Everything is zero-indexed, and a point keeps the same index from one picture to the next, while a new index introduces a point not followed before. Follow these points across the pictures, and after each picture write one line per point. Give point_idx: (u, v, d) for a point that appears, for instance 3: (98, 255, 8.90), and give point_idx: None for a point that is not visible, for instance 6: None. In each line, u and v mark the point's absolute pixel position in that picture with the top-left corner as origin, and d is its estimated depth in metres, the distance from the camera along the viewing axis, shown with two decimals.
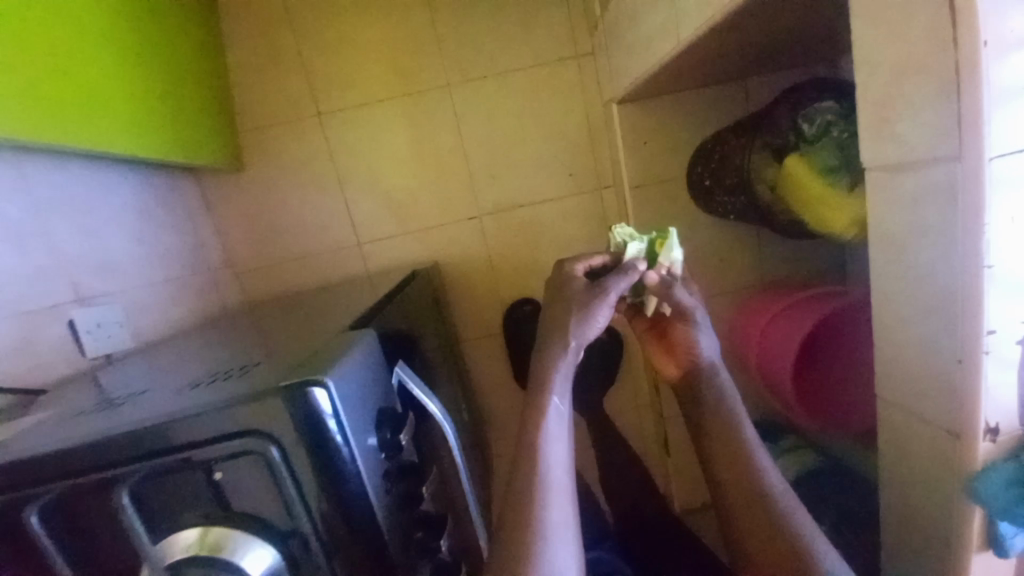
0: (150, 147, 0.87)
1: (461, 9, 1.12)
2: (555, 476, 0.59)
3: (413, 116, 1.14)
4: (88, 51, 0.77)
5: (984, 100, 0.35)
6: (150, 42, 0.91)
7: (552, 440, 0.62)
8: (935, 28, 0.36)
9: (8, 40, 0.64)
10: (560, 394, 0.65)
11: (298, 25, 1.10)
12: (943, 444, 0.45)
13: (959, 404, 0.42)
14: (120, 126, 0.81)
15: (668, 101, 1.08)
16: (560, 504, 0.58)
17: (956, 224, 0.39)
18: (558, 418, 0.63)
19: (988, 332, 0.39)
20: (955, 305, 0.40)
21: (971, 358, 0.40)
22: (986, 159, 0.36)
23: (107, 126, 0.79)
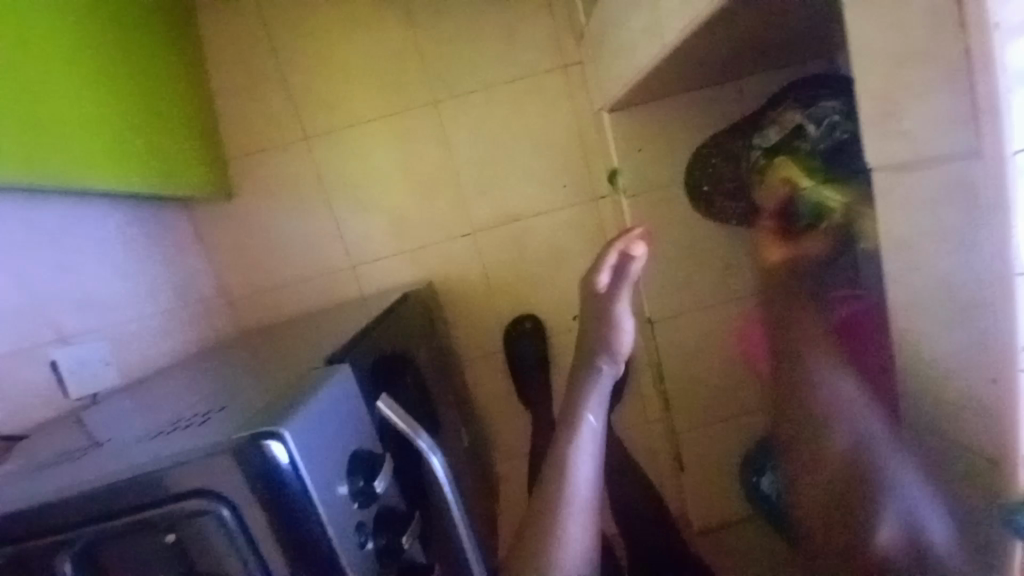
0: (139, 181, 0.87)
1: (445, 24, 1.11)
2: (579, 495, 0.58)
3: (402, 134, 1.13)
4: (63, 84, 0.75)
5: (998, 88, 0.31)
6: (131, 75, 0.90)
7: (581, 455, 0.60)
8: (940, 13, 0.32)
9: None
10: (594, 413, 0.64)
11: (282, 50, 1.10)
12: (981, 470, 0.40)
13: (994, 426, 0.37)
14: (107, 162, 0.81)
15: (660, 106, 1.05)
16: (579, 522, 0.57)
17: (978, 226, 0.35)
18: (592, 437, 0.62)
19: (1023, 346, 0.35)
20: (984, 316, 0.36)
21: (1005, 377, 0.36)
22: (1008, 152, 0.32)
23: (95, 163, 0.79)
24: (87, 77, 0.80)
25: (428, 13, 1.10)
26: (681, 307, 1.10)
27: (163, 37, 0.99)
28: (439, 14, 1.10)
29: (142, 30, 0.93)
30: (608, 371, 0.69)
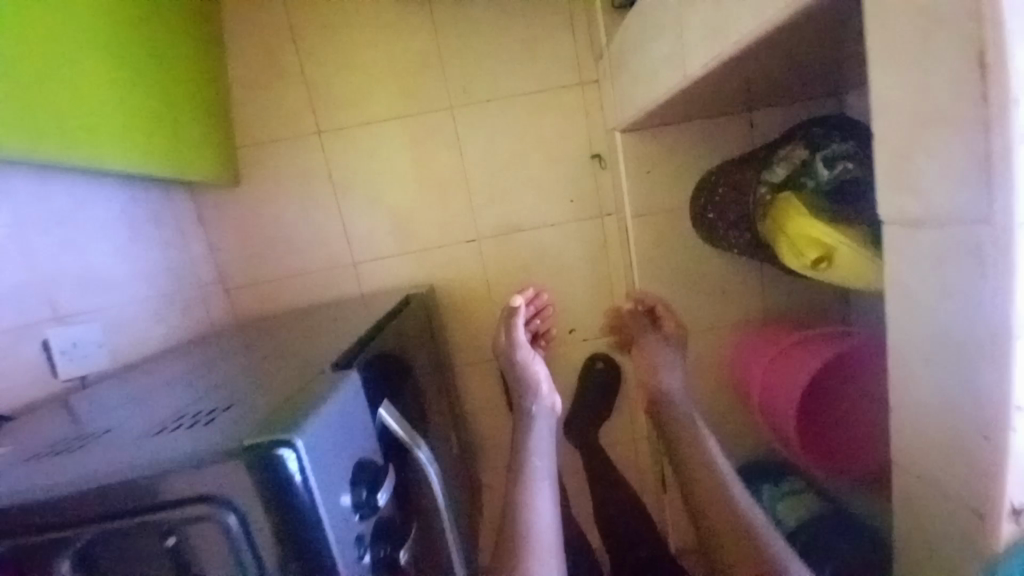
0: (147, 162, 0.86)
1: (467, 31, 1.11)
2: (543, 529, 0.67)
3: (414, 135, 1.13)
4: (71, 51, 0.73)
5: (1012, 159, 0.32)
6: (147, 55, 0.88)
7: (539, 496, 0.71)
8: (961, 80, 0.33)
9: (15, 60, 0.64)
10: (541, 460, 0.78)
11: (302, 43, 1.09)
12: (965, 522, 0.41)
13: (983, 481, 0.38)
14: (119, 141, 0.80)
15: (671, 130, 1.07)
16: (549, 551, 0.64)
17: (983, 289, 0.36)
18: (544, 478, 0.75)
19: (1015, 407, 0.36)
20: (982, 375, 0.37)
21: (996, 436, 0.37)
22: (1016, 221, 0.33)
23: (109, 142, 0.78)
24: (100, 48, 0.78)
25: (451, 19, 1.11)
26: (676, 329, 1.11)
27: (183, 18, 0.98)
28: (462, 21, 1.11)
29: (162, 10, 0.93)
30: (540, 413, 0.88)
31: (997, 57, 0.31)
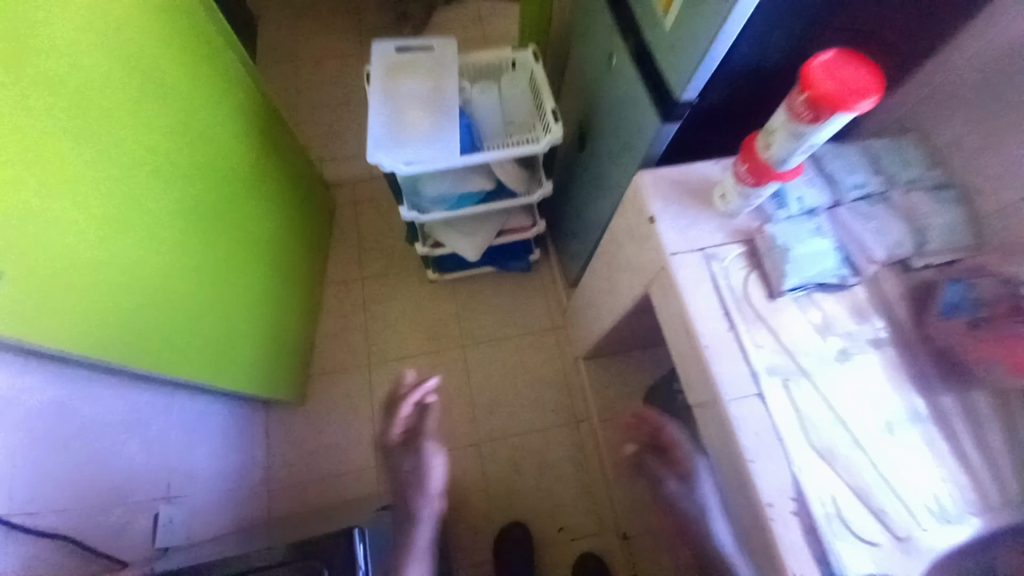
0: (252, 375, 1.24)
1: (476, 296, 1.67)
2: None
3: (435, 365, 1.58)
4: (242, 294, 1.18)
5: (712, 370, 0.71)
6: (279, 329, 1.37)
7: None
8: (684, 334, 0.76)
9: (217, 317, 1.09)
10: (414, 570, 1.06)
11: (369, 306, 1.64)
12: None
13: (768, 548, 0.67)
14: (244, 358, 1.20)
15: (621, 359, 1.53)
16: None
17: (727, 435, 0.69)
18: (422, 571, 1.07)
19: (791, 497, 0.66)
20: (737, 475, 0.70)
21: (795, 497, 0.66)
22: (727, 400, 0.69)
23: (238, 358, 1.18)
24: (258, 292, 1.25)
25: (466, 288, 1.68)
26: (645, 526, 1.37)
27: (307, 277, 1.55)
28: (473, 290, 1.67)
29: (299, 267, 1.48)
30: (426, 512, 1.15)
31: (692, 330, 0.74)
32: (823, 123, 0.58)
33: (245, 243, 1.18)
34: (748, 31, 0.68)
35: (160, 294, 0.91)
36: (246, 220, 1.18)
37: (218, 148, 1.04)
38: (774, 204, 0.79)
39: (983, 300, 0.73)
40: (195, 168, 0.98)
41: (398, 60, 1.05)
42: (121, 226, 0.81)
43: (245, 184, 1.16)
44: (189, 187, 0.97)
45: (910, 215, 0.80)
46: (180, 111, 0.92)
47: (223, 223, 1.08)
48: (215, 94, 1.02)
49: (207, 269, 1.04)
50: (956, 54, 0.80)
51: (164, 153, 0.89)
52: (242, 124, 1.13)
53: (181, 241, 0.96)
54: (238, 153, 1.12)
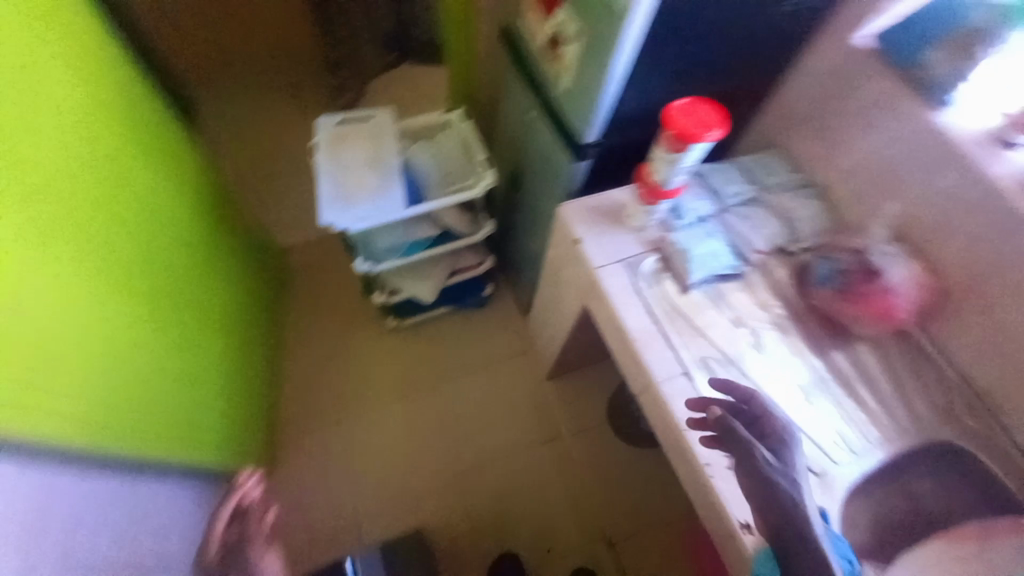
0: (218, 449, 1.21)
1: (438, 336, 1.74)
2: None
3: (406, 408, 1.62)
4: (202, 367, 1.18)
5: (644, 358, 0.84)
6: (235, 399, 1.32)
7: None
8: (618, 332, 0.89)
9: (179, 391, 1.08)
10: None
11: (333, 361, 1.67)
12: (728, 544, 0.75)
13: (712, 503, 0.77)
14: (208, 431, 1.18)
15: (581, 373, 1.63)
16: None
17: (664, 410, 0.81)
18: None
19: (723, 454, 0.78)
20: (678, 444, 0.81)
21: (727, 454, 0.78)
22: (658, 381, 0.82)
23: (203, 433, 1.15)
24: (217, 362, 1.25)
25: (428, 329, 1.74)
26: (627, 529, 1.44)
27: (263, 343, 1.55)
28: (434, 331, 1.74)
29: (255, 334, 1.49)
30: None
31: (623, 328, 0.87)
32: (686, 152, 0.76)
33: (194, 313, 1.17)
34: (628, 83, 0.85)
35: (110, 371, 0.88)
36: (193, 288, 1.17)
37: (168, 226, 1.08)
38: (674, 216, 0.96)
39: (843, 271, 0.89)
40: (139, 241, 0.98)
41: (340, 131, 1.16)
42: (80, 308, 0.83)
43: (191, 254, 1.16)
44: (145, 266, 1.00)
45: (782, 212, 0.98)
46: (122, 187, 0.95)
47: (171, 293, 1.07)
48: (156, 171, 1.05)
49: (166, 344, 1.05)
50: (795, 84, 1.01)
51: (109, 228, 0.90)
52: (185, 196, 1.15)
53: (129, 314, 0.94)
54: (189, 229, 1.16)
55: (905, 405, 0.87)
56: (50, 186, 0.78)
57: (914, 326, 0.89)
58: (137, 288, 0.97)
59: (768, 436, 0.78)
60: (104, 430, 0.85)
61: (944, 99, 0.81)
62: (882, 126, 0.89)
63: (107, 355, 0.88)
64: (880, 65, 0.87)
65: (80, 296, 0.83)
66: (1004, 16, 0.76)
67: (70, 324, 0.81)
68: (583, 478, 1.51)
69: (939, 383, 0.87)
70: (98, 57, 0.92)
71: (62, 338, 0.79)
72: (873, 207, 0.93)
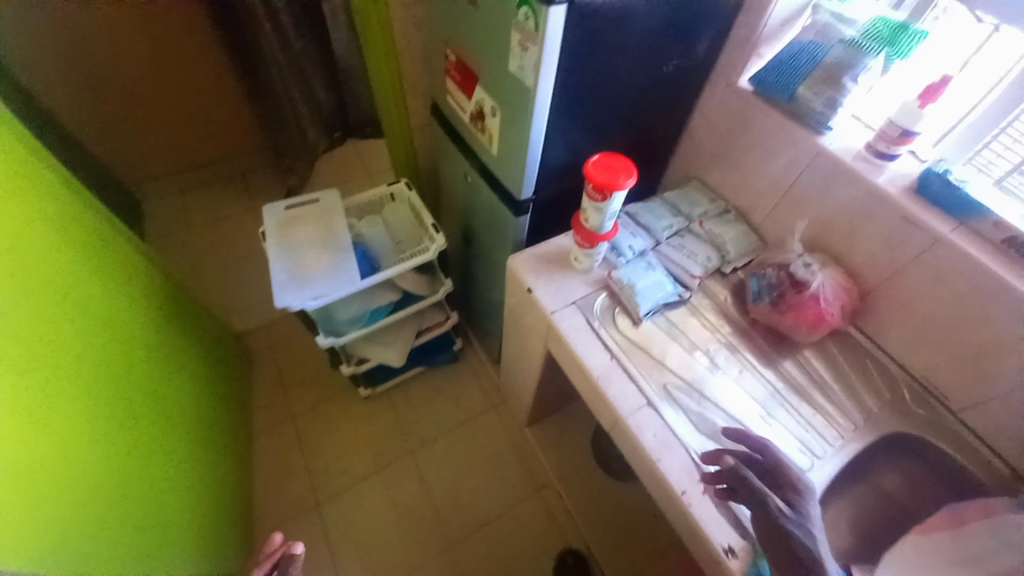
0: (188, 555, 1.11)
1: (414, 399, 1.72)
2: None
3: (389, 481, 1.56)
4: (162, 469, 1.10)
5: (608, 395, 0.86)
6: (205, 499, 1.25)
7: None
8: (580, 373, 0.92)
9: (139, 498, 1.00)
10: None
11: (306, 442, 1.61)
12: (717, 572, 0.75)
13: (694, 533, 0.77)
14: (175, 537, 1.08)
15: (561, 416, 1.63)
16: None
17: (636, 444, 0.82)
18: None
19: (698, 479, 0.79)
20: (653, 477, 0.81)
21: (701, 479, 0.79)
22: (626, 415, 0.84)
23: (170, 539, 1.06)
24: (178, 460, 1.17)
25: (402, 395, 1.72)
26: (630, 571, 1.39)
27: (230, 435, 1.47)
28: (410, 395, 1.72)
29: (218, 424, 1.42)
30: None
31: (585, 367, 0.90)
32: (610, 199, 0.83)
33: (151, 410, 1.12)
34: (548, 145, 0.94)
35: (64, 485, 0.82)
36: (147, 384, 1.12)
37: (115, 326, 1.05)
38: (615, 254, 1.03)
39: (773, 284, 0.97)
40: (93, 349, 0.97)
41: (289, 216, 1.20)
42: (26, 422, 0.78)
43: (146, 353, 1.15)
44: (91, 369, 0.95)
45: (709, 238, 1.07)
46: (74, 298, 0.95)
47: (122, 392, 1.03)
48: (106, 277, 1.06)
49: (121, 448, 0.98)
50: (698, 124, 1.14)
51: (62, 340, 0.90)
52: (137, 297, 1.15)
53: (77, 421, 0.89)
54: (137, 325, 1.13)
55: (856, 400, 0.92)
56: (1, 304, 0.78)
57: (850, 326, 0.98)
58: (94, 397, 0.94)
59: (783, 485, 0.73)
60: (69, 553, 0.80)
61: (825, 126, 0.92)
62: (779, 152, 0.99)
63: (57, 467, 0.82)
64: (764, 100, 0.99)
65: (40, 413, 0.81)
66: (858, 49, 0.87)
67: (26, 442, 0.77)
68: (578, 524, 1.47)
69: (881, 374, 0.94)
70: (41, 176, 0.94)
71: (24, 459, 0.76)
72: (788, 222, 1.03)
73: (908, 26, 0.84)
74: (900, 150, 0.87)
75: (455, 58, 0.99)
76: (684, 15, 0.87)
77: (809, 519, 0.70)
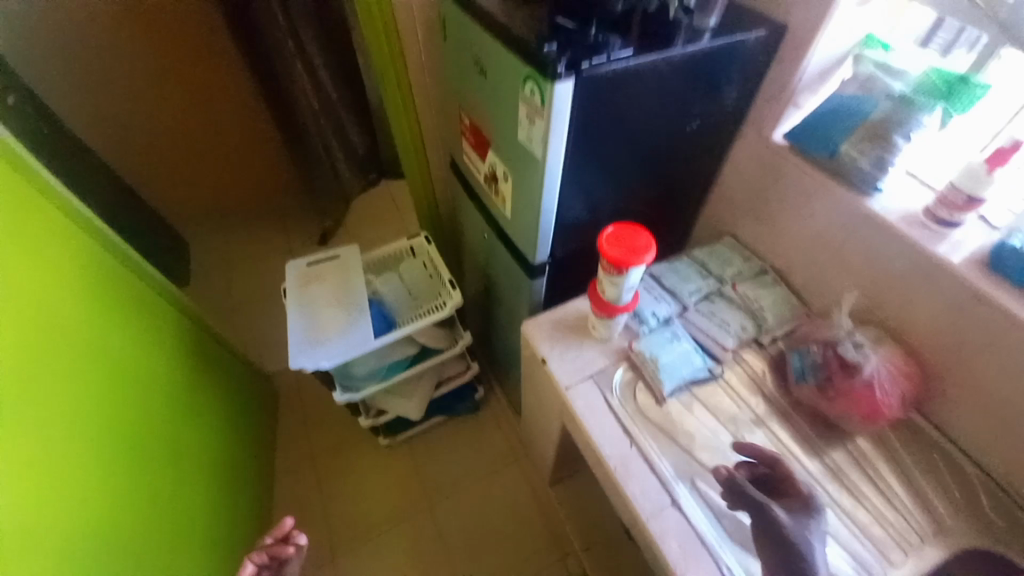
0: None
1: (434, 447, 1.67)
2: None
3: (405, 537, 1.51)
4: (177, 516, 1.12)
5: (627, 490, 0.78)
6: (217, 551, 1.24)
7: None
8: (597, 458, 0.84)
9: (149, 549, 1.01)
10: None
11: (324, 491, 1.59)
12: None
13: None
14: None
15: (586, 475, 1.53)
16: None
17: (658, 550, 0.74)
18: None
19: None
20: None
21: None
22: (646, 517, 0.76)
23: None
24: (194, 506, 1.19)
25: (422, 443, 1.68)
26: None
27: (253, 475, 1.49)
28: (430, 443, 1.68)
29: (240, 465, 1.44)
30: None
31: (602, 455, 0.82)
32: (627, 274, 0.77)
33: (170, 457, 1.14)
34: (562, 210, 0.89)
35: (71, 543, 0.84)
36: (167, 430, 1.15)
37: (138, 376, 1.09)
38: (637, 322, 0.96)
39: (818, 365, 0.86)
40: (107, 405, 0.99)
41: (309, 273, 1.21)
42: (37, 481, 0.81)
43: (166, 403, 1.17)
44: (112, 423, 0.99)
45: (743, 303, 0.98)
46: (95, 356, 0.98)
47: (141, 441, 1.06)
48: (131, 331, 1.10)
49: (134, 499, 1.01)
50: (728, 178, 1.06)
51: (77, 399, 0.92)
52: (162, 347, 1.19)
53: (91, 475, 0.91)
54: (161, 372, 1.17)
55: (922, 502, 0.79)
56: (21, 367, 0.82)
57: (914, 412, 0.85)
58: (103, 453, 0.95)
59: (787, 496, 0.77)
60: None
61: (873, 188, 0.81)
62: (821, 213, 0.89)
63: (66, 525, 0.84)
64: (803, 156, 0.90)
65: (41, 477, 0.82)
66: (908, 105, 0.78)
67: (35, 501, 0.80)
68: None
69: (951, 469, 0.80)
70: (76, 240, 1.00)
71: (29, 520, 0.78)
72: (835, 287, 0.92)
73: (969, 78, 0.74)
74: (967, 217, 0.76)
75: (468, 122, 0.97)
76: (706, 75, 0.81)
77: (810, 529, 0.73)
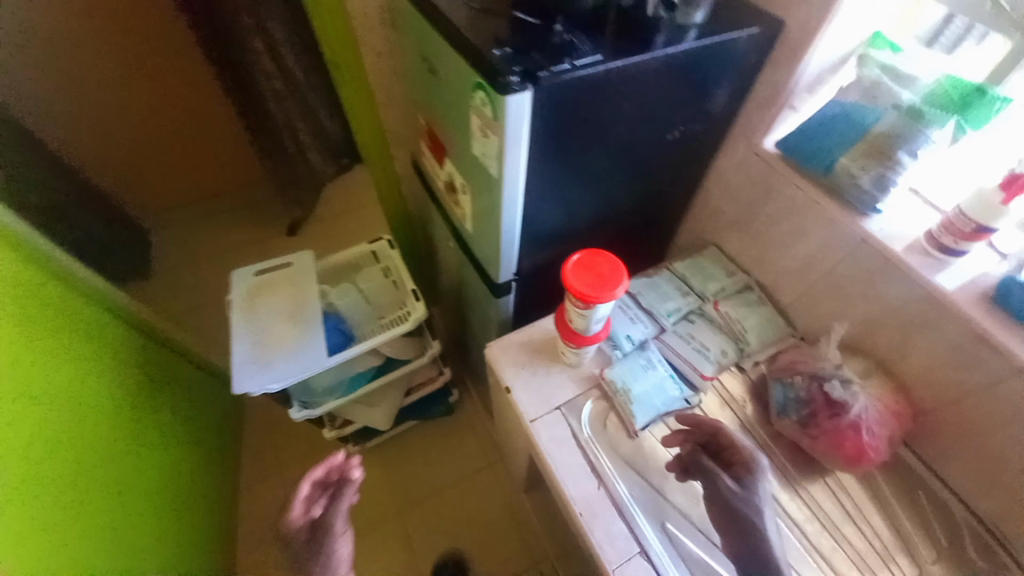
0: None
1: (408, 453, 1.62)
2: None
3: (377, 546, 1.46)
4: (140, 540, 1.02)
5: (592, 537, 0.72)
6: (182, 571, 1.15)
7: None
8: (563, 499, 0.78)
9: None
10: None
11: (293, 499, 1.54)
12: None
13: None
14: None
15: None
16: None
17: None
18: None
19: None
20: None
21: None
22: (611, 567, 0.70)
23: None
24: (159, 525, 1.09)
25: (395, 449, 1.63)
26: None
27: (218, 485, 1.40)
28: (403, 448, 1.63)
29: (206, 475, 1.34)
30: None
31: (567, 497, 0.76)
32: (596, 308, 0.69)
33: (132, 476, 1.04)
34: (528, 228, 0.80)
35: None
36: (127, 446, 1.04)
37: (91, 391, 0.96)
38: (610, 347, 0.88)
39: (801, 400, 0.81)
40: (60, 447, 0.87)
41: (261, 282, 1.12)
42: None
43: (129, 431, 1.05)
44: (60, 447, 0.87)
45: (726, 325, 0.91)
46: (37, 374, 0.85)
47: (96, 464, 0.94)
48: (83, 348, 0.97)
49: (90, 530, 0.90)
50: (715, 186, 0.97)
51: (21, 434, 0.80)
52: (120, 367, 1.06)
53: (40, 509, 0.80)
54: (118, 382, 1.04)
55: (906, 546, 0.74)
56: None
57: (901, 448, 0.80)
58: (56, 491, 0.84)
59: (735, 464, 0.75)
60: None
61: (873, 208, 0.73)
62: (814, 232, 0.81)
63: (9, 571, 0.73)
64: (795, 169, 0.81)
65: None
66: (916, 119, 0.68)
67: None
68: None
69: (935, 510, 0.76)
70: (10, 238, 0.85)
71: None
72: (825, 312, 0.85)
73: (985, 89, 0.65)
74: (973, 246, 0.68)
75: (426, 124, 0.86)
76: (691, 80, 0.71)
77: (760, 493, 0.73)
